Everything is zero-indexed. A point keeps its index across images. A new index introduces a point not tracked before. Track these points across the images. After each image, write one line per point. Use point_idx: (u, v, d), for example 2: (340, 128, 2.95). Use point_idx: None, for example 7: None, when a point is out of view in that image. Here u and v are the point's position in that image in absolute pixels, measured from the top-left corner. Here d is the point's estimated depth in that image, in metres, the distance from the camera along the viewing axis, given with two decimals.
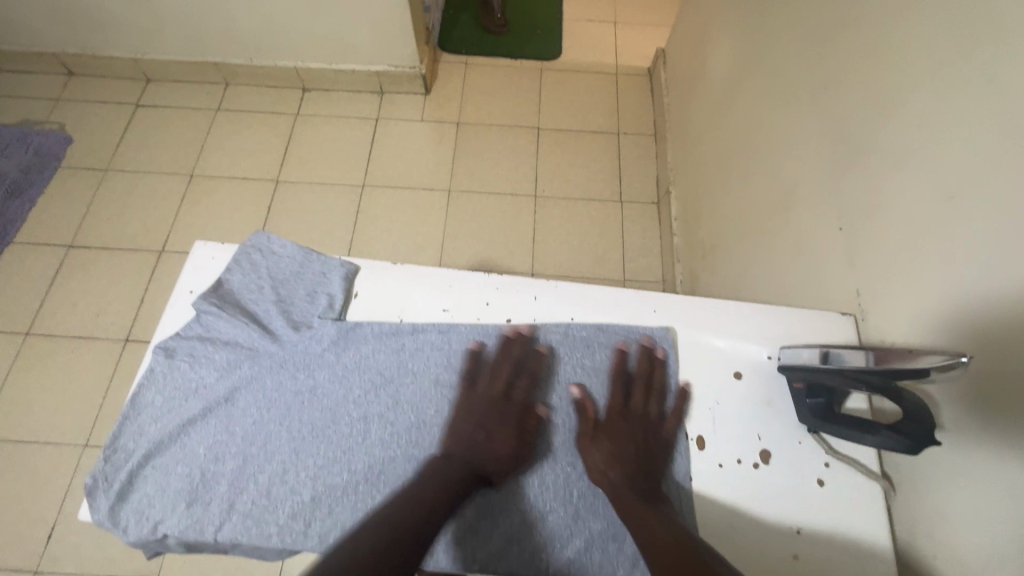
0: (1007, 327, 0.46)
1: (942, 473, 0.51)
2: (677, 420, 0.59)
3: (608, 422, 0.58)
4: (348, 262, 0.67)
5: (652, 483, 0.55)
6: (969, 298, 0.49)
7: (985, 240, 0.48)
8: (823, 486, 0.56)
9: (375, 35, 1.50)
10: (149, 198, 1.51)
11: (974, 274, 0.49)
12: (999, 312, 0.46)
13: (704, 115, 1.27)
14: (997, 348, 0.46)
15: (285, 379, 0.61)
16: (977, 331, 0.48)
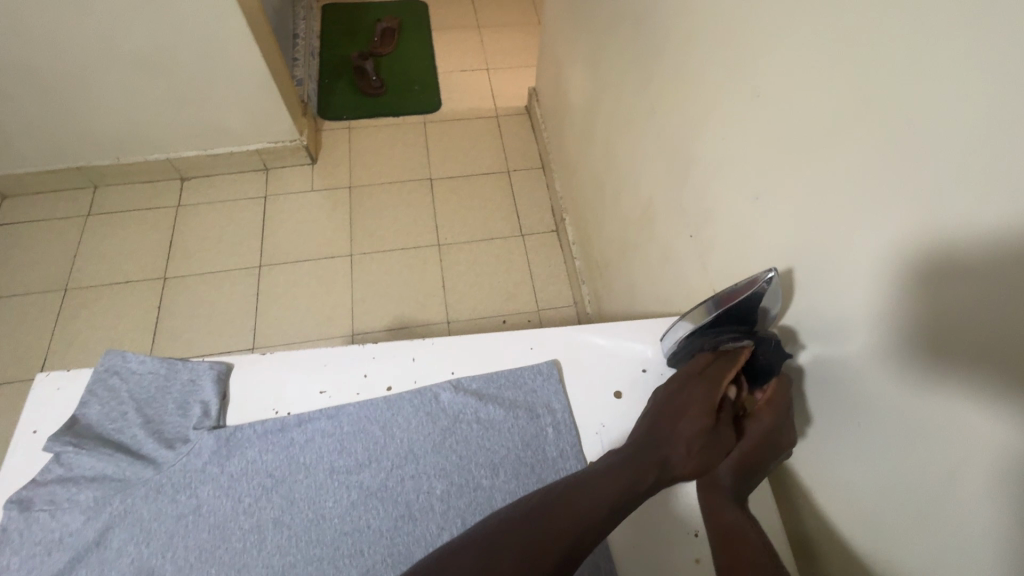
0: (827, 308, 0.51)
1: (815, 451, 0.56)
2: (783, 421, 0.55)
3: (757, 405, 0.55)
4: (219, 361, 0.58)
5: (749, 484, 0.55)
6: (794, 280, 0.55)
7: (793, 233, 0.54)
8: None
9: (247, 114, 1.49)
10: (18, 323, 1.38)
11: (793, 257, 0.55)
12: (817, 294, 0.52)
13: (576, 144, 1.35)
14: (826, 327, 0.52)
15: (170, 499, 0.51)
16: (808, 313, 0.54)
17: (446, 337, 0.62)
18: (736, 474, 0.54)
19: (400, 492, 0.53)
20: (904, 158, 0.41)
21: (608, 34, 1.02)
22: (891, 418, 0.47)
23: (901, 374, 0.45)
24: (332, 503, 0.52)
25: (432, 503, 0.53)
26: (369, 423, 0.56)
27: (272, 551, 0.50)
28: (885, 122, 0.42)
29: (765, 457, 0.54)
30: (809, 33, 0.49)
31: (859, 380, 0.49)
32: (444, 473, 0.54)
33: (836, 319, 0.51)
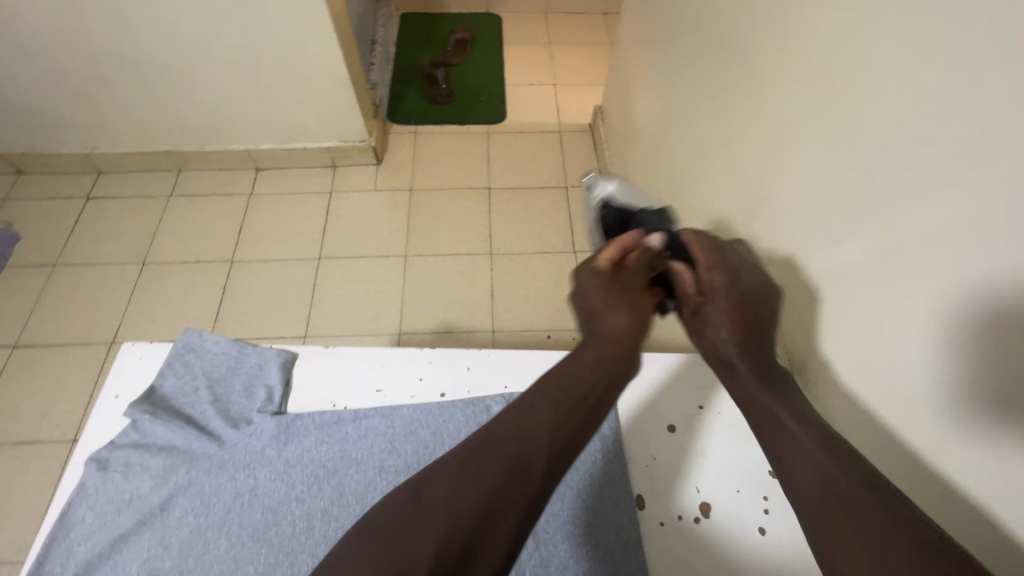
0: (914, 362, 0.49)
1: None
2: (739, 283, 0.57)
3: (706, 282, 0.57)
4: (285, 348, 0.61)
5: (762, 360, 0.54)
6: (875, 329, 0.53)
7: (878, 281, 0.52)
8: (763, 535, 0.63)
9: (323, 113, 1.56)
10: (99, 290, 1.49)
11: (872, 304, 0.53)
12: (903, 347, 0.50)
13: (640, 166, 1.34)
14: (911, 382, 0.50)
15: (230, 477, 0.54)
16: (891, 364, 0.52)
17: (503, 349, 0.63)
18: (740, 351, 0.54)
19: None
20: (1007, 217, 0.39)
21: (684, 60, 1.01)
22: (985, 485, 0.44)
23: (998, 441, 0.42)
24: (377, 501, 0.53)
25: None
26: (421, 427, 0.57)
27: (319, 541, 0.51)
28: (985, 177, 0.40)
29: (748, 317, 0.56)
30: (901, 78, 0.47)
31: (951, 439, 0.47)
32: None
33: (924, 374, 0.48)
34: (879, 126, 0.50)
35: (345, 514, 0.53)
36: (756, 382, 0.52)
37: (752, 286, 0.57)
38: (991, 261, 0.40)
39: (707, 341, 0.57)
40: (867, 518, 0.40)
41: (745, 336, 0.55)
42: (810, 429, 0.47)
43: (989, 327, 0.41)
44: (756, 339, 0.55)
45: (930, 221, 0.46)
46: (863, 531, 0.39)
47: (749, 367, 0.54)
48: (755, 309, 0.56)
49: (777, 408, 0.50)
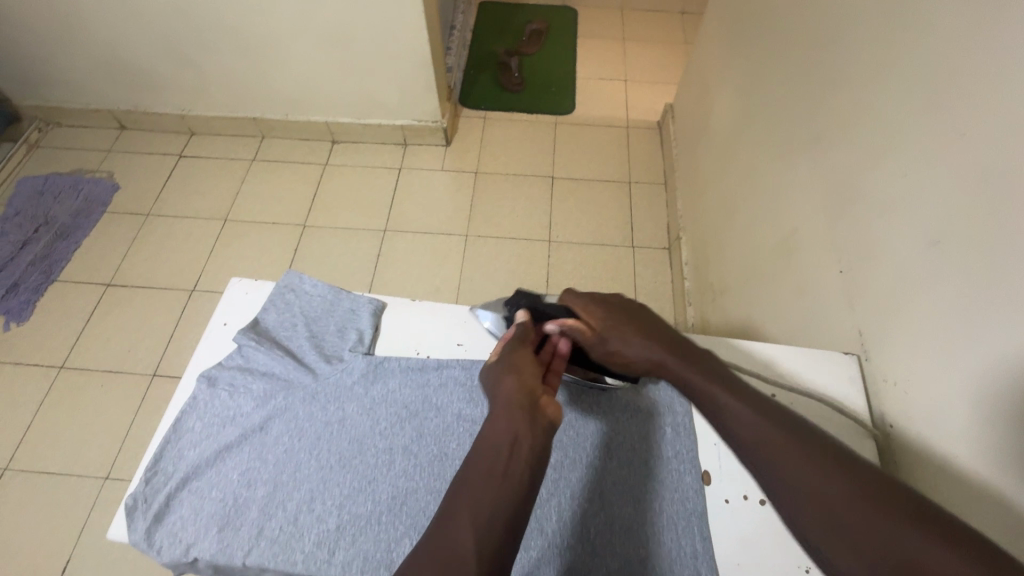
0: (1014, 367, 0.47)
1: None
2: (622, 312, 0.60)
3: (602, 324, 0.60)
4: (376, 298, 0.66)
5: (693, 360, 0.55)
6: (965, 327, 0.52)
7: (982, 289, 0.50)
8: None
9: (400, 92, 1.62)
10: (184, 241, 1.60)
11: (964, 301, 0.52)
12: (1002, 358, 0.48)
13: (710, 166, 1.33)
14: (1008, 387, 0.47)
15: (322, 406, 0.58)
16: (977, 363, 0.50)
17: None
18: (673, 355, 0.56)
19: None
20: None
21: (772, 59, 1.00)
22: None
23: None
24: (455, 445, 0.57)
25: None
26: None
27: (400, 474, 0.55)
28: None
29: (646, 324, 0.59)
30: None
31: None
32: None
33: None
34: (1002, 124, 0.49)
35: (424, 452, 0.56)
36: (701, 379, 0.53)
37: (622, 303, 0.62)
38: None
39: (626, 361, 0.58)
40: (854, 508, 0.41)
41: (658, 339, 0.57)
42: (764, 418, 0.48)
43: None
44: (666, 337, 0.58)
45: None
46: (856, 523, 0.41)
47: (681, 364, 0.55)
48: (643, 316, 0.60)
49: (728, 402, 0.50)
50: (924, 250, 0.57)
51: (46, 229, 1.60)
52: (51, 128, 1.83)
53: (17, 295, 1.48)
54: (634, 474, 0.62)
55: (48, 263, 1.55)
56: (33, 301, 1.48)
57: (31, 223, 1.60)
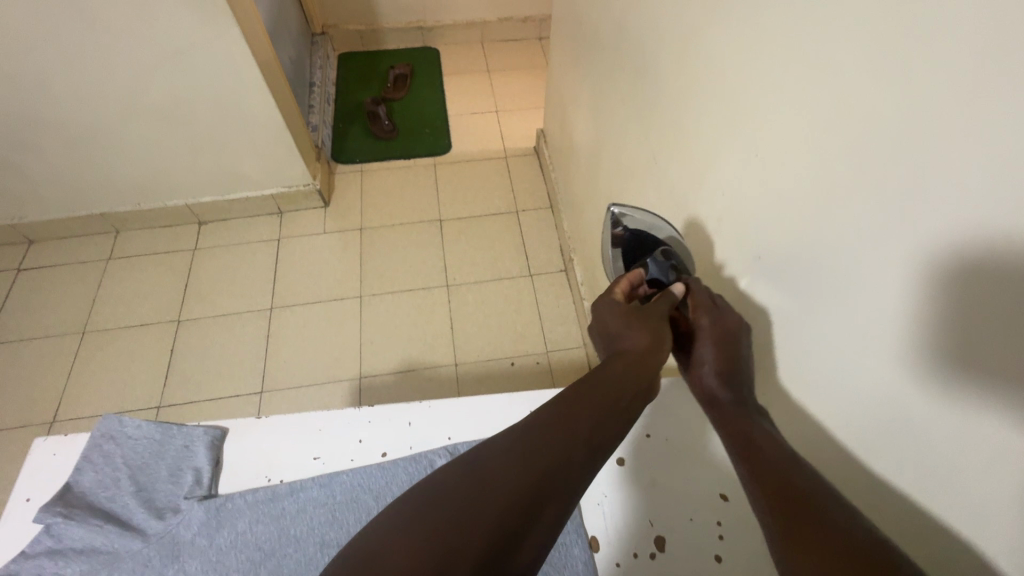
0: (851, 365, 0.47)
1: None
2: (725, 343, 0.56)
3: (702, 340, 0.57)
4: (214, 425, 0.58)
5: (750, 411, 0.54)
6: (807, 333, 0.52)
7: (795, 288, 0.53)
8: (720, 562, 0.61)
9: (262, 161, 1.53)
10: (36, 365, 1.41)
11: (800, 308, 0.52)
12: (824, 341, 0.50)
13: (584, 187, 1.36)
14: (855, 385, 0.47)
15: (157, 574, 0.50)
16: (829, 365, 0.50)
17: (446, 398, 0.61)
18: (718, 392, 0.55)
19: None
20: (889, 203, 0.39)
21: (611, 84, 1.04)
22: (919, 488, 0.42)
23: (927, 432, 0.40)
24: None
25: None
26: (362, 493, 0.55)
27: None
28: (870, 165, 0.41)
29: (737, 359, 0.56)
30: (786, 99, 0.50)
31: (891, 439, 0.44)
32: None
33: (866, 379, 0.45)
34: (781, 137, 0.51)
35: None
36: (732, 420, 0.52)
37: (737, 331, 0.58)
38: (886, 248, 0.40)
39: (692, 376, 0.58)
40: (826, 524, 0.39)
41: (733, 378, 0.55)
42: (785, 450, 0.48)
43: (896, 312, 0.41)
44: (743, 384, 0.56)
45: (830, 220, 0.46)
46: (819, 531, 0.39)
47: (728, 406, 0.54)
48: (741, 356, 0.56)
49: (759, 437, 0.49)
50: (752, 264, 0.60)
51: None
52: None
53: None
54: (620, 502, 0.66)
55: None
56: None
57: None
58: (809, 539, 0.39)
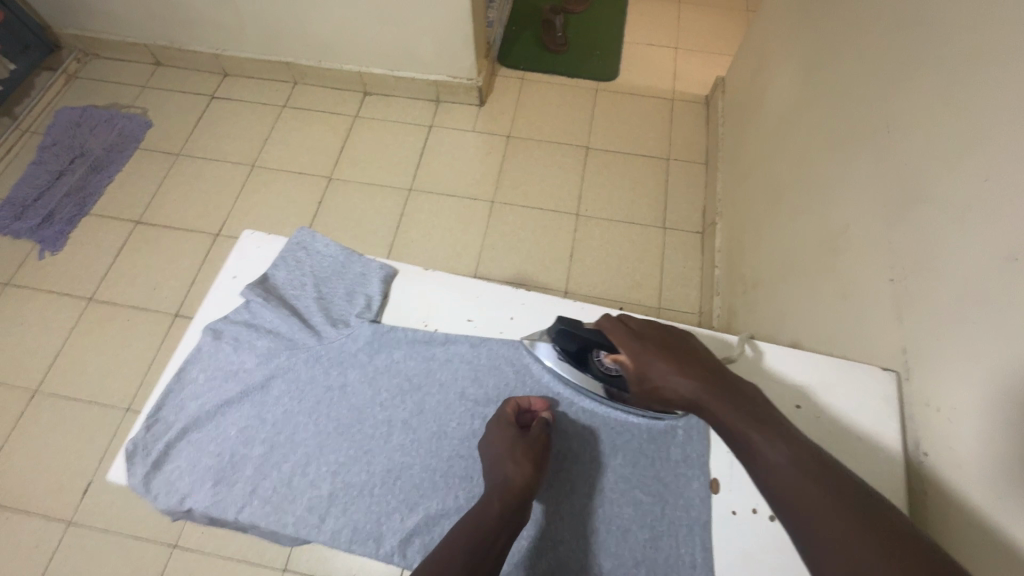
0: None
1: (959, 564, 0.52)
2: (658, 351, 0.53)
3: (642, 362, 0.53)
4: (388, 264, 0.64)
5: (740, 396, 0.50)
6: None
7: None
8: None
9: (438, 45, 1.55)
10: (213, 183, 1.61)
11: None
12: None
13: (759, 150, 1.24)
14: None
15: (325, 370, 0.57)
16: None
17: (596, 306, 0.63)
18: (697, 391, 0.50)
19: None
20: None
21: (851, 36, 0.90)
22: None
23: None
24: (455, 424, 0.55)
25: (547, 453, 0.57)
26: (507, 364, 0.59)
27: (395, 449, 0.54)
28: None
29: (684, 352, 0.53)
30: None
31: None
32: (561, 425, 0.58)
33: None
34: None
35: (420, 430, 0.55)
36: (735, 416, 0.48)
37: (659, 333, 0.55)
38: None
39: (666, 400, 0.52)
40: (831, 518, 0.41)
41: (698, 374, 0.51)
42: (778, 445, 0.46)
43: None
44: (710, 369, 0.52)
45: None
46: (829, 529, 0.41)
47: (718, 402, 0.49)
48: (687, 351, 0.54)
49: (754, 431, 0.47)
50: (1008, 272, 0.51)
51: (81, 161, 1.62)
52: (89, 59, 1.83)
53: (52, 225, 1.52)
54: (643, 483, 0.56)
55: (83, 194, 1.58)
56: (67, 231, 1.52)
57: (67, 155, 1.63)
58: (820, 535, 0.41)
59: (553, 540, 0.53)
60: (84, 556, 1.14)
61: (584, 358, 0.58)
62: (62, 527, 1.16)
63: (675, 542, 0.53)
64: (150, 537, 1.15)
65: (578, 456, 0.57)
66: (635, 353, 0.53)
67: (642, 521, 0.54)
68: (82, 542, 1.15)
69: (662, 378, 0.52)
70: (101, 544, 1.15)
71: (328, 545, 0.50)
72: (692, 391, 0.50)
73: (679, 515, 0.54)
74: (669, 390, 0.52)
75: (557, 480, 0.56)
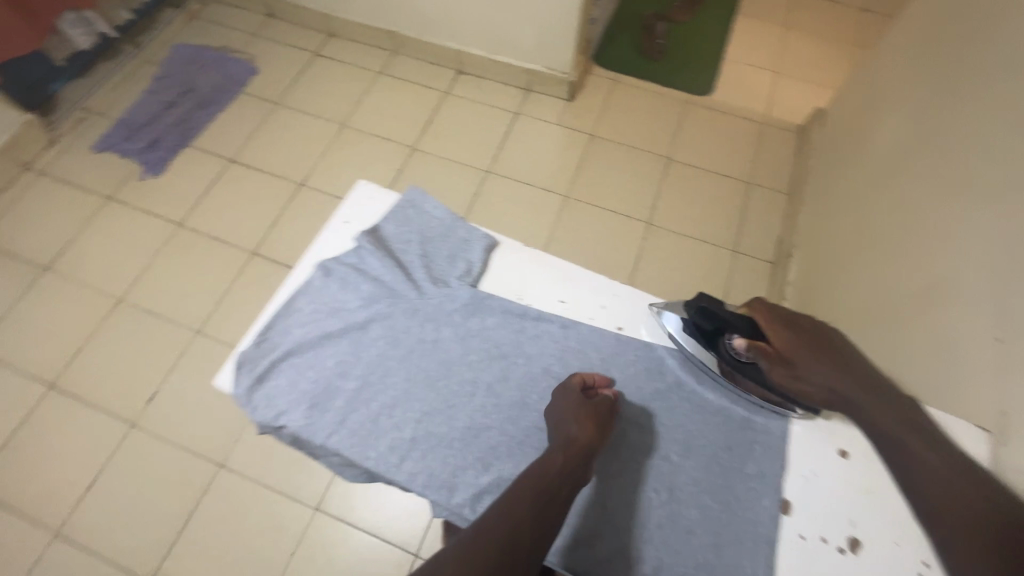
0: None
1: None
2: (808, 342, 0.60)
3: (794, 349, 0.60)
4: (491, 234, 0.66)
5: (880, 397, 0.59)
6: None
7: None
8: None
9: (540, 35, 1.56)
10: (304, 135, 1.68)
11: None
12: None
13: (852, 189, 1.21)
14: None
15: (420, 323, 0.60)
16: None
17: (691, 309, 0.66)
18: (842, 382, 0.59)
19: None
20: None
21: (986, 87, 0.86)
22: None
23: None
24: (538, 398, 0.58)
25: (622, 445, 0.60)
26: (592, 350, 0.62)
27: (478, 411, 0.56)
28: None
29: (832, 349, 0.61)
30: None
31: None
32: (638, 422, 0.61)
33: None
34: None
35: (501, 396, 0.57)
36: (880, 409, 0.58)
37: (810, 327, 0.62)
38: None
39: (805, 390, 0.59)
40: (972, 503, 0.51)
41: (842, 370, 0.60)
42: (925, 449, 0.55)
43: None
44: (852, 370, 0.60)
45: None
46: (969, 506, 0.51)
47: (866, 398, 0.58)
48: (830, 346, 0.61)
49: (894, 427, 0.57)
50: None
51: (188, 96, 1.73)
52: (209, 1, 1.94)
53: (155, 151, 1.63)
54: (712, 490, 0.58)
55: (186, 126, 1.68)
56: (167, 159, 1.62)
57: (177, 88, 1.74)
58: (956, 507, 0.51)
59: (617, 526, 0.56)
60: (141, 458, 1.23)
61: (715, 339, 0.62)
62: (126, 428, 1.26)
63: (736, 551, 0.55)
64: (200, 454, 1.23)
65: (650, 451, 0.59)
66: (787, 339, 0.60)
67: (706, 525, 0.56)
68: (140, 445, 1.24)
69: (812, 366, 0.59)
70: (157, 450, 1.23)
71: (404, 486, 0.53)
72: (837, 382, 0.59)
73: (745, 528, 0.56)
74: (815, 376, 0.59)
75: (628, 469, 0.59)
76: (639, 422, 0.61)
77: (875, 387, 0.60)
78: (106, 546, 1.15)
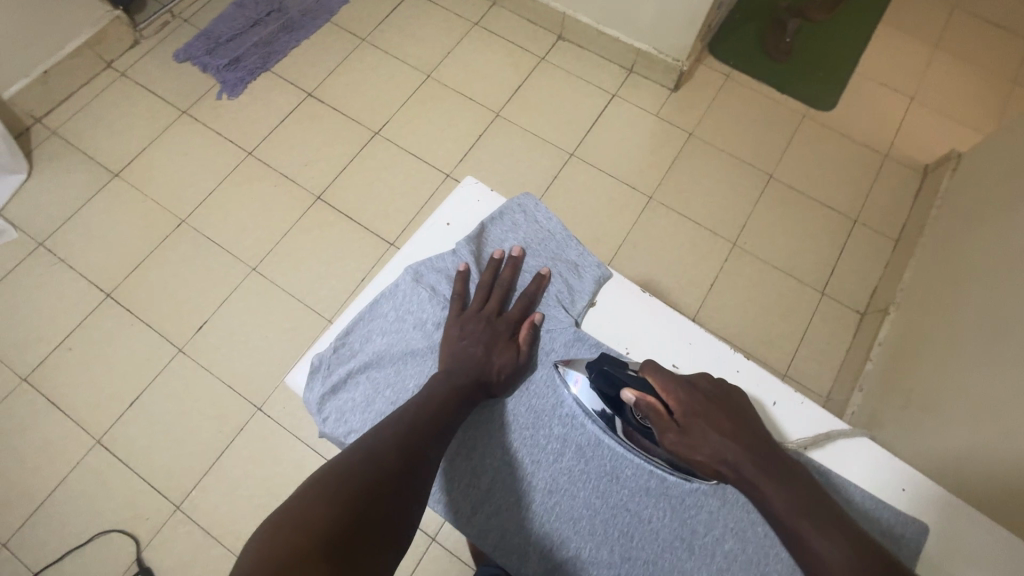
0: None
1: None
2: (704, 403, 0.57)
3: (684, 414, 0.57)
4: (604, 267, 0.71)
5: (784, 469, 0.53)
6: None
7: None
8: None
9: (659, 14, 1.40)
10: (387, 79, 1.59)
11: None
12: None
13: (982, 259, 1.07)
14: None
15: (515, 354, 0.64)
16: None
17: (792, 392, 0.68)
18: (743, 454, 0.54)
19: (681, 506, 0.59)
20: None
21: None
22: None
23: None
24: (629, 473, 0.61)
25: (716, 552, 0.58)
26: None
27: (563, 472, 0.61)
28: None
29: (733, 415, 0.57)
30: None
31: None
32: (739, 531, 0.58)
33: None
34: None
35: None
36: (772, 485, 0.52)
37: (712, 389, 0.59)
38: None
39: (696, 457, 0.56)
40: None
41: (739, 436, 0.55)
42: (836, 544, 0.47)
43: None
44: (754, 437, 0.56)
45: None
46: None
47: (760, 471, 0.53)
48: (727, 410, 0.57)
49: (794, 513, 0.50)
50: None
51: (276, 17, 1.65)
52: None
53: (235, 70, 1.57)
54: None
55: (269, 49, 1.61)
56: (246, 81, 1.56)
57: (266, 6, 1.65)
58: None
59: None
60: (183, 385, 1.24)
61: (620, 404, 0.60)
62: (173, 352, 1.27)
63: None
64: (239, 393, 1.23)
65: (750, 564, 0.57)
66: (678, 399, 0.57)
67: None
68: (185, 372, 1.25)
69: (704, 432, 0.56)
70: (201, 380, 1.24)
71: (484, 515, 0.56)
72: (734, 452, 0.54)
73: None
74: (710, 444, 0.55)
75: None
76: (742, 534, 0.58)
77: (784, 461, 0.54)
78: (141, 464, 1.18)
